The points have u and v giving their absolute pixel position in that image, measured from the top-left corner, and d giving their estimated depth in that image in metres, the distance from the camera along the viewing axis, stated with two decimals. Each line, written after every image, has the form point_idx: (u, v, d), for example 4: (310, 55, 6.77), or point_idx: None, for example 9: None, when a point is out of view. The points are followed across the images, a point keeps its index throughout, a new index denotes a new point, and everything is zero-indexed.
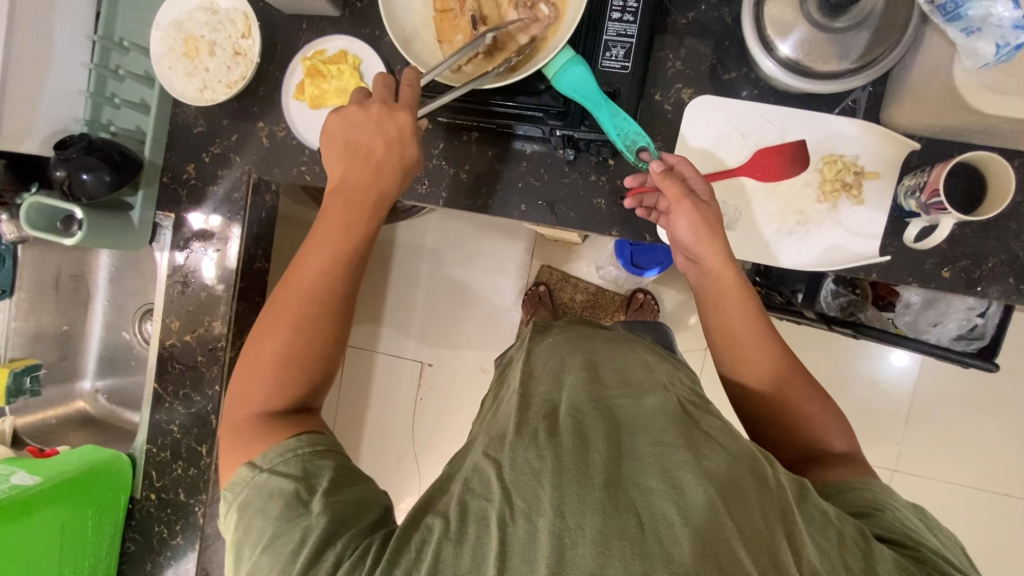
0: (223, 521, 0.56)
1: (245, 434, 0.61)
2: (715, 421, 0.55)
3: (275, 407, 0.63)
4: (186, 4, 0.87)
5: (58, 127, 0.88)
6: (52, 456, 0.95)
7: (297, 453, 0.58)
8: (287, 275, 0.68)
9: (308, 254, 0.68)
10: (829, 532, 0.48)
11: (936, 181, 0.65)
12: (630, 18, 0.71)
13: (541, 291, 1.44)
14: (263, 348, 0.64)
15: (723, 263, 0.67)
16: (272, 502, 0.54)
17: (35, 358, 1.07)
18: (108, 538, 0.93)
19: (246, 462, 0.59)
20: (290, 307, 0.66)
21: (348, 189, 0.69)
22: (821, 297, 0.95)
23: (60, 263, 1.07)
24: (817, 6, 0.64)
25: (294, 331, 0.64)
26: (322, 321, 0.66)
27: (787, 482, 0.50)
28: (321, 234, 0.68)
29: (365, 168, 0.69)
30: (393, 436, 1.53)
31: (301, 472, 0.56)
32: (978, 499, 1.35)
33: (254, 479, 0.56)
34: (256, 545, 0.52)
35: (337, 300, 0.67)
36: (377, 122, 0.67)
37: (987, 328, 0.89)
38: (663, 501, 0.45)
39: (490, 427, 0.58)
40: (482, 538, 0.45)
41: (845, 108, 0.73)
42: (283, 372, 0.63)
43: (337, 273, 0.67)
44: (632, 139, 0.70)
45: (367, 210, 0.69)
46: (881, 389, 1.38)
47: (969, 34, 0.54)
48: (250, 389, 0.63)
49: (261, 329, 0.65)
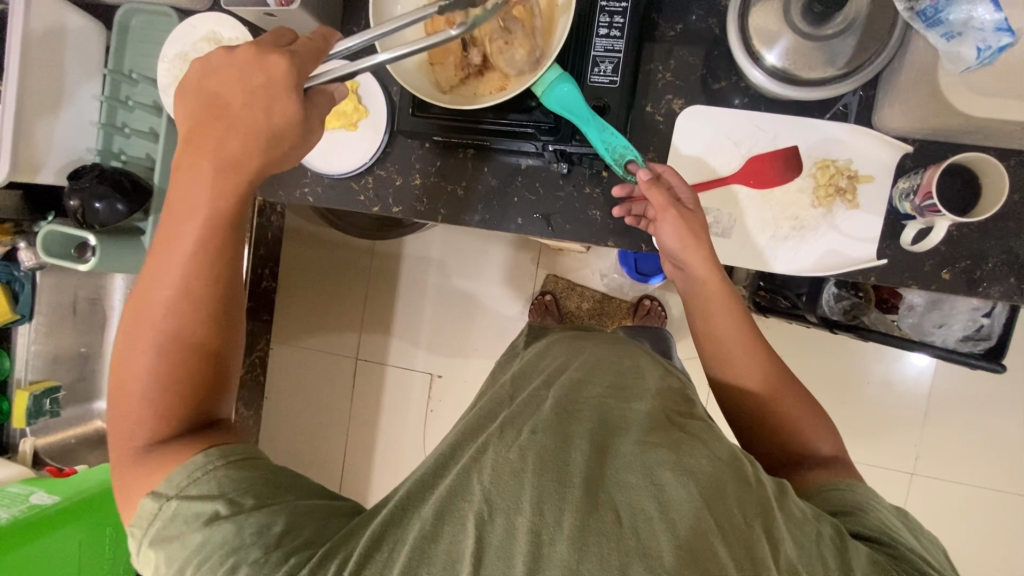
0: (138, 561, 0.52)
1: (138, 467, 0.54)
2: (700, 423, 0.56)
3: (162, 431, 0.56)
4: (191, 34, 0.90)
5: (72, 157, 0.91)
6: (69, 476, 0.94)
7: (207, 469, 0.53)
8: (141, 283, 0.58)
9: (165, 255, 0.57)
10: (808, 529, 0.49)
11: (928, 184, 0.65)
12: (617, 34, 0.72)
13: (547, 300, 1.45)
14: (135, 366, 0.56)
15: (710, 269, 0.68)
16: (191, 527, 0.50)
17: (55, 379, 1.11)
18: (124, 553, 0.97)
19: (148, 492, 0.53)
20: (152, 313, 0.57)
21: (195, 156, 0.57)
22: (823, 301, 0.93)
23: (77, 287, 1.10)
24: (801, 16, 0.65)
25: (163, 347, 0.56)
26: (195, 324, 0.57)
27: (769, 482, 0.51)
28: (177, 223, 0.58)
29: (220, 129, 0.57)
30: (403, 449, 1.54)
31: (217, 489, 0.52)
32: (999, 503, 1.32)
33: (162, 509, 0.52)
34: (183, 571, 0.49)
35: (204, 300, 0.57)
36: (240, 71, 0.56)
37: (994, 328, 0.87)
38: (642, 497, 0.46)
39: (477, 426, 0.59)
40: (458, 536, 0.47)
41: (836, 113, 0.73)
42: (160, 393, 0.55)
43: (198, 264, 0.57)
44: (620, 152, 0.71)
45: (225, 182, 0.57)
46: (896, 390, 1.36)
47: (950, 39, 0.54)
48: (130, 413, 0.56)
49: (127, 344, 0.57)
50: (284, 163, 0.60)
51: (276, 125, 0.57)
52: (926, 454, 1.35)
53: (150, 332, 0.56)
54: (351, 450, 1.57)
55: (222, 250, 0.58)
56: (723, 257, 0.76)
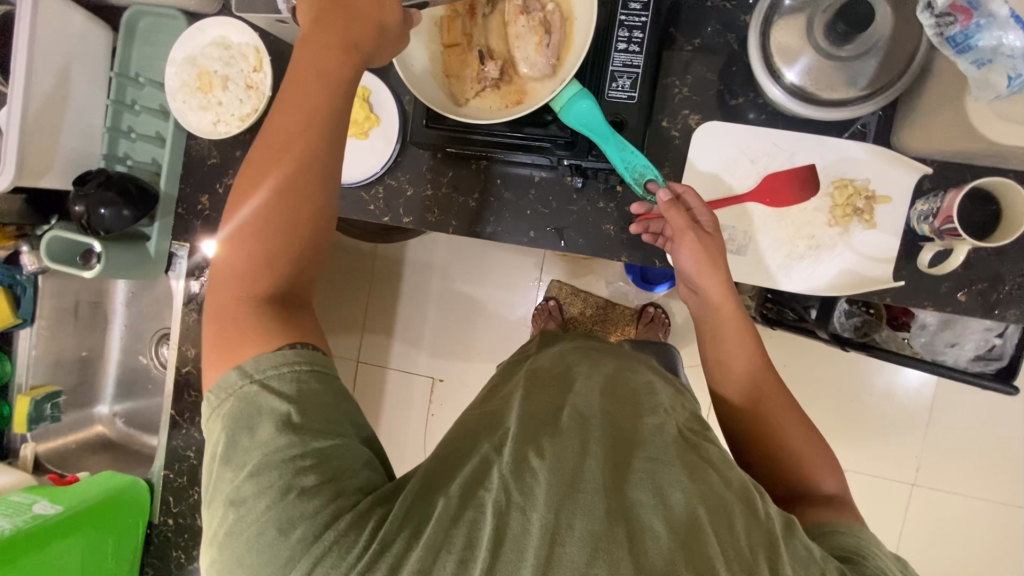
0: (207, 425, 0.52)
1: (233, 319, 0.55)
2: (712, 448, 0.55)
3: (259, 298, 0.56)
4: (199, 39, 0.89)
5: (76, 162, 0.90)
6: (71, 485, 0.95)
7: (292, 368, 0.52)
8: (263, 132, 0.59)
9: (283, 114, 0.58)
10: (813, 570, 0.45)
11: (949, 208, 0.64)
12: (636, 49, 0.71)
13: (550, 306, 1.42)
14: (246, 212, 0.57)
15: (723, 295, 0.68)
16: (262, 423, 0.50)
17: (55, 384, 1.09)
18: (128, 563, 0.95)
19: (234, 365, 0.53)
20: (264, 175, 0.57)
21: (322, 34, 0.59)
22: (834, 319, 0.91)
23: (79, 291, 1.09)
24: (823, 35, 0.65)
25: (275, 200, 0.56)
26: (304, 197, 0.57)
27: (777, 516, 0.49)
28: (295, 92, 0.58)
29: (341, 14, 0.59)
30: (404, 453, 1.54)
31: (294, 394, 0.51)
32: (999, 515, 1.33)
33: (243, 388, 0.52)
34: (243, 466, 0.49)
35: (317, 165, 0.58)
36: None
37: (1006, 349, 0.88)
38: (651, 515, 0.46)
39: (484, 422, 0.58)
40: (477, 522, 0.46)
41: (855, 133, 0.73)
42: (268, 246, 0.56)
43: (315, 127, 0.58)
44: (640, 172, 0.70)
45: (341, 61, 0.58)
46: (899, 402, 1.36)
47: (980, 66, 0.53)
48: (234, 270, 0.57)
49: (236, 203, 0.57)
50: (381, 55, 0.62)
51: (386, 20, 0.60)
52: (928, 465, 1.35)
53: (265, 182, 0.57)
54: None
55: (332, 132, 0.59)
56: (737, 276, 0.76)
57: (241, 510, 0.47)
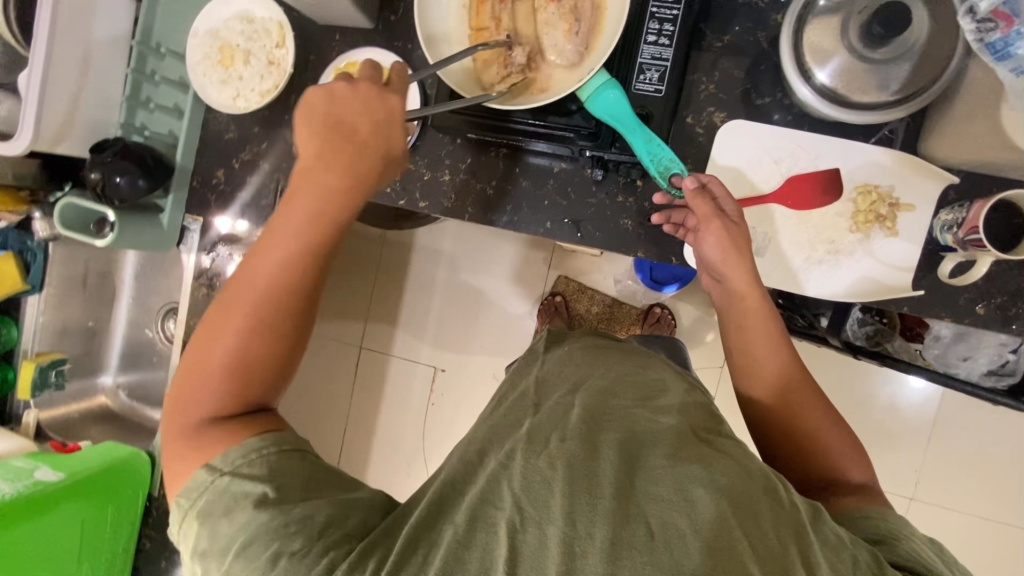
0: (180, 529, 0.56)
1: (194, 441, 0.59)
2: (729, 441, 0.55)
3: (227, 410, 0.61)
4: (222, 12, 0.89)
5: (92, 129, 0.89)
6: (74, 452, 0.95)
7: (261, 453, 0.57)
8: (243, 266, 0.64)
9: (265, 250, 0.63)
10: (844, 555, 0.48)
11: (975, 219, 0.64)
12: (665, 42, 0.71)
13: (557, 301, 1.43)
14: (217, 344, 0.61)
15: (749, 283, 0.67)
16: (239, 506, 0.54)
17: (60, 352, 1.09)
18: (126, 533, 0.95)
19: (204, 463, 0.57)
20: (244, 305, 0.62)
21: (323, 166, 0.63)
22: (847, 326, 0.92)
23: (88, 260, 1.09)
24: (858, 36, 0.64)
25: (250, 333, 0.61)
26: (280, 325, 0.62)
27: (801, 503, 0.51)
28: (289, 222, 0.63)
29: (347, 145, 0.63)
30: (403, 441, 1.53)
31: (267, 473, 0.56)
32: (996, 532, 1.32)
33: (214, 482, 0.56)
34: (228, 550, 0.53)
35: (294, 302, 0.63)
36: (365, 100, 0.64)
37: (1020, 366, 0.86)
38: (673, 512, 0.46)
39: (499, 434, 0.58)
40: (490, 544, 0.48)
41: (882, 138, 0.72)
42: (237, 377, 0.61)
43: (295, 265, 0.62)
44: (665, 165, 0.70)
45: (338, 198, 0.63)
46: (902, 415, 1.35)
47: (1019, 74, 0.53)
48: (203, 387, 0.61)
49: (210, 327, 0.62)
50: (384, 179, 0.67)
51: (389, 147, 0.65)
52: (926, 479, 1.34)
53: (241, 316, 0.61)
54: (349, 438, 1.56)
55: (322, 260, 0.64)
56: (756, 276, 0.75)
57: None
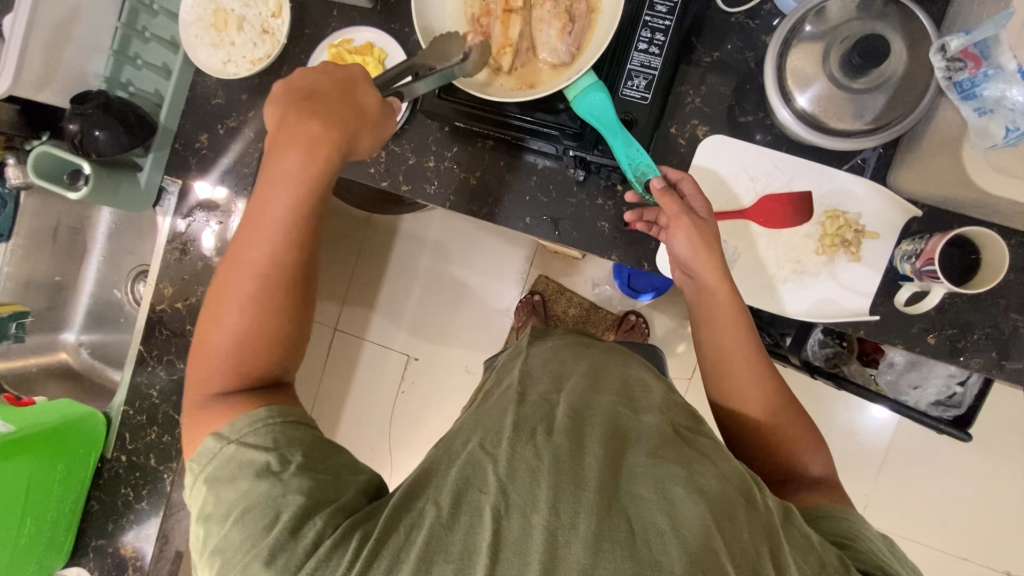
0: (191, 492, 0.58)
1: (204, 415, 0.62)
2: (708, 441, 0.56)
3: (233, 387, 0.63)
4: None
5: (76, 80, 0.87)
6: (27, 407, 0.95)
7: (268, 423, 0.59)
8: (237, 245, 0.64)
9: (251, 233, 0.64)
10: (810, 556, 0.50)
11: (931, 250, 0.66)
12: (655, 51, 0.72)
13: (535, 300, 1.43)
14: (224, 322, 0.63)
15: (719, 280, 0.69)
16: (243, 474, 0.56)
17: (23, 304, 1.07)
18: (74, 494, 0.93)
19: (212, 433, 0.60)
20: (246, 283, 0.63)
21: (291, 137, 0.64)
22: (808, 347, 0.96)
23: (61, 214, 1.07)
24: (839, 65, 0.67)
25: (258, 309, 0.63)
26: (286, 301, 0.64)
27: (774, 506, 0.52)
28: (273, 191, 0.64)
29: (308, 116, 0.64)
30: (370, 424, 1.53)
31: (272, 443, 0.58)
32: (942, 562, 1.35)
33: (221, 450, 0.58)
34: (228, 517, 0.54)
35: (298, 272, 0.65)
36: (328, 73, 0.67)
37: (965, 398, 0.92)
38: (654, 512, 0.48)
39: (483, 421, 0.59)
40: (473, 528, 0.48)
41: (854, 166, 0.75)
42: (255, 354, 0.63)
43: (290, 244, 0.63)
44: (642, 170, 0.71)
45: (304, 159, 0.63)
46: (858, 441, 1.39)
47: (981, 114, 0.58)
48: (211, 366, 0.63)
49: (214, 312, 0.65)
50: (361, 138, 0.66)
51: (363, 104, 0.66)
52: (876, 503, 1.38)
53: (246, 292, 0.63)
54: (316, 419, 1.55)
55: (310, 230, 0.65)
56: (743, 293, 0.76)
57: (232, 550, 0.52)
